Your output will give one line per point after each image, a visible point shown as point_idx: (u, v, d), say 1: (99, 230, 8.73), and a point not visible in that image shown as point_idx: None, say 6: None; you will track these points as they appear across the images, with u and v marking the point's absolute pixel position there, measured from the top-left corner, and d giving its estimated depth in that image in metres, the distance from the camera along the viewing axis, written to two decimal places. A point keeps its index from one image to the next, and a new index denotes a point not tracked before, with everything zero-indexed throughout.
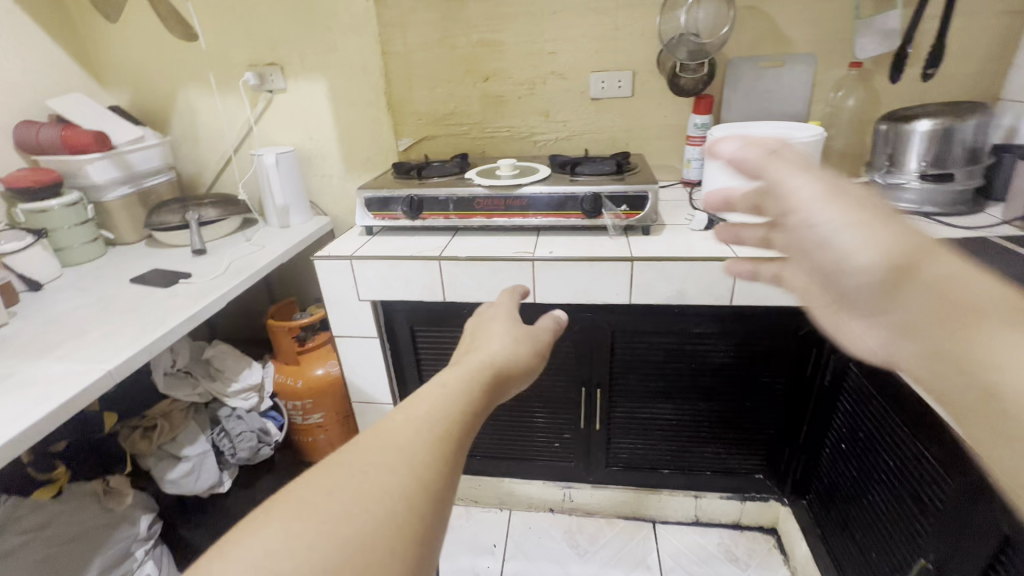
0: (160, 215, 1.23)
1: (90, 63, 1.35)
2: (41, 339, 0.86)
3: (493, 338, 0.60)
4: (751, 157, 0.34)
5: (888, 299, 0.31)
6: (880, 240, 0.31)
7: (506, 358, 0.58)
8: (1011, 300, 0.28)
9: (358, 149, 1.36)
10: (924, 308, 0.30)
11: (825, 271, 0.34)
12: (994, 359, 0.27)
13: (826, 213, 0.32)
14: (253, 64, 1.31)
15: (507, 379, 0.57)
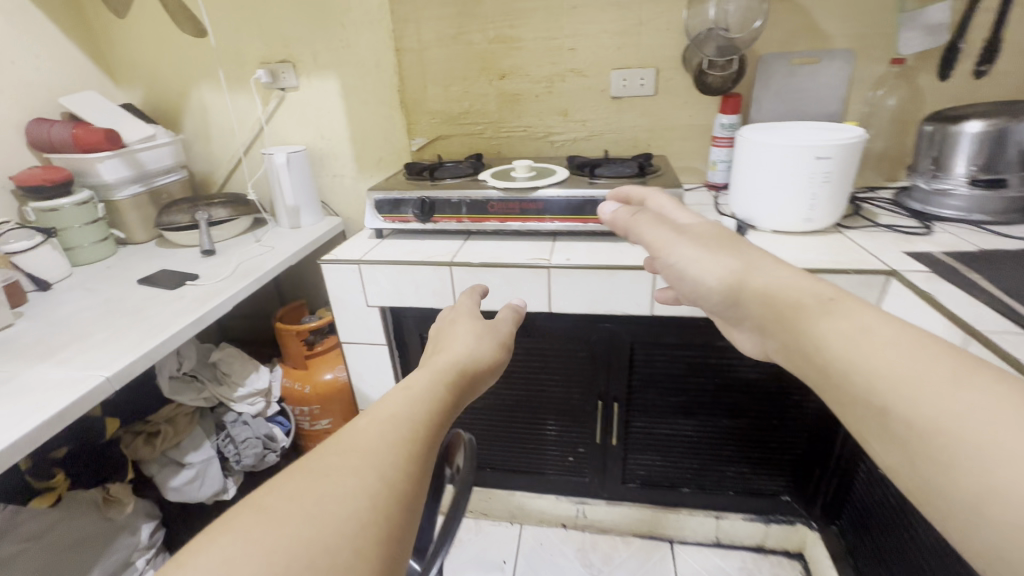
0: (170, 215, 1.21)
1: (105, 61, 1.34)
2: (44, 343, 0.84)
3: (455, 336, 0.61)
4: (619, 220, 0.65)
5: (739, 305, 0.51)
6: (716, 270, 0.53)
7: (475, 356, 0.59)
8: (814, 297, 0.45)
9: (371, 148, 1.33)
10: (764, 310, 0.48)
11: (696, 293, 0.56)
12: (816, 334, 0.42)
13: (683, 254, 0.57)
14: (265, 61, 1.28)
15: (480, 374, 0.58)
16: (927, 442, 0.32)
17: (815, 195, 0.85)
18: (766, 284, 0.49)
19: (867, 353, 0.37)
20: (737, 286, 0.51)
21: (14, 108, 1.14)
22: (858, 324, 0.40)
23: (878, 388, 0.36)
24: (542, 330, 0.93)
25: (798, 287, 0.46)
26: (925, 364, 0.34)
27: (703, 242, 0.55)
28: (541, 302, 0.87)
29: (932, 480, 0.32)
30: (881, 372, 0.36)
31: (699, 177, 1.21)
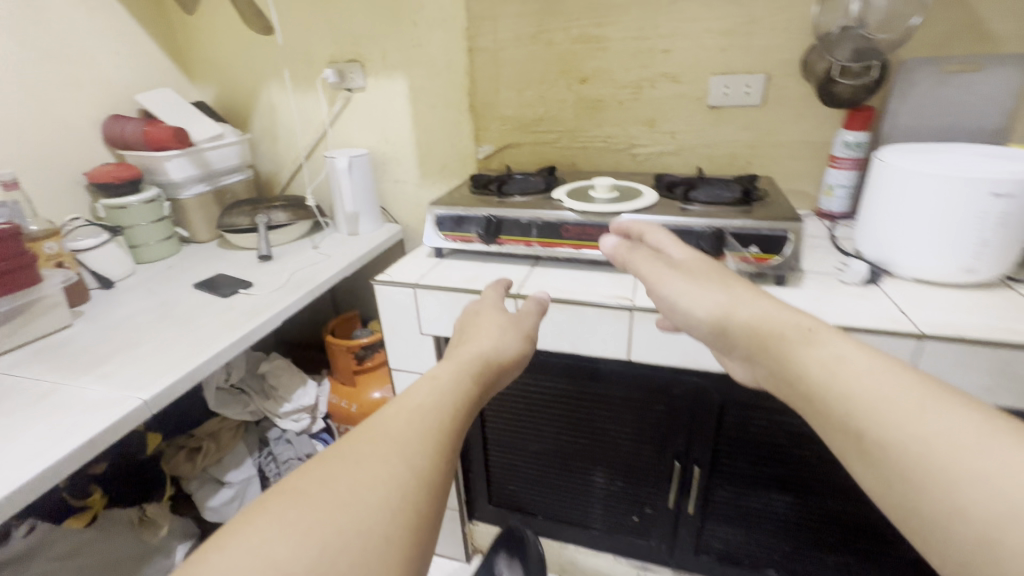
0: (232, 216, 1.18)
1: (182, 58, 1.34)
2: (94, 351, 0.81)
3: (484, 329, 0.60)
4: (619, 253, 0.64)
5: (727, 337, 0.52)
6: (703, 303, 0.53)
7: (498, 351, 0.59)
8: (800, 327, 0.46)
9: (435, 154, 1.25)
10: (751, 339, 0.49)
11: (682, 322, 0.57)
12: (802, 368, 0.43)
13: (673, 285, 0.57)
14: (333, 60, 1.23)
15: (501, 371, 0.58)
16: (900, 461, 0.34)
17: (985, 239, 0.67)
18: (750, 318, 0.50)
19: (845, 377, 0.40)
20: (722, 318, 0.52)
21: (94, 104, 1.14)
22: (834, 352, 0.43)
23: (855, 412, 0.38)
24: (619, 375, 0.80)
25: (779, 320, 0.48)
26: (894, 387, 0.37)
27: (695, 276, 0.57)
28: (618, 348, 0.75)
29: (906, 497, 0.34)
30: (861, 396, 0.38)
31: (806, 202, 1.03)
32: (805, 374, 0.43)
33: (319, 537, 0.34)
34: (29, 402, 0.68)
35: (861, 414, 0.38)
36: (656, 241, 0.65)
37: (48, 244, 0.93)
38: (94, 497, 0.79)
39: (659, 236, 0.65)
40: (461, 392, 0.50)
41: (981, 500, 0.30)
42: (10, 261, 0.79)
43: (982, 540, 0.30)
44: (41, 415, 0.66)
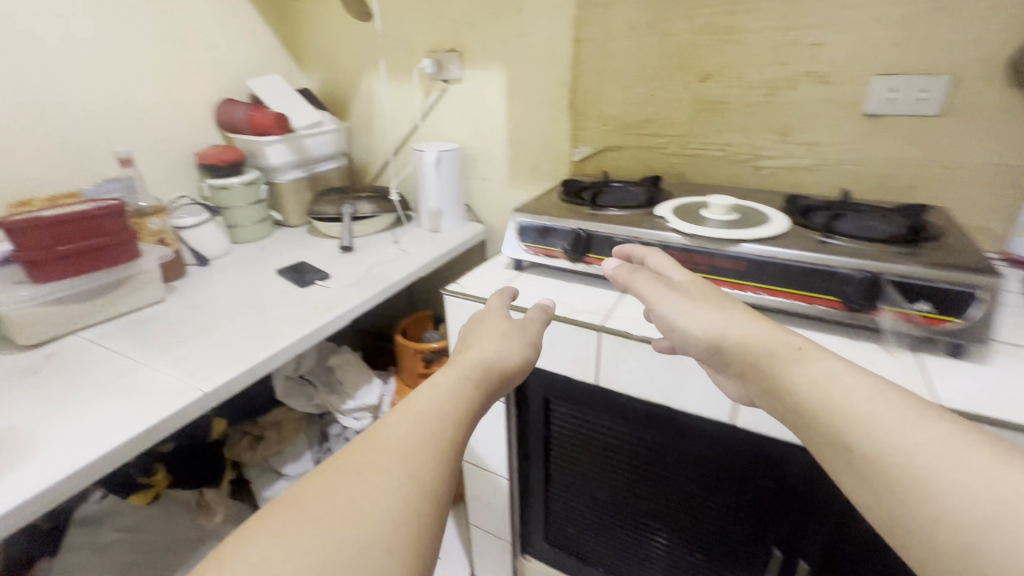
0: (321, 204, 1.19)
1: (293, 45, 1.37)
2: (175, 331, 0.83)
3: (486, 335, 0.58)
4: (617, 274, 0.57)
5: (721, 356, 0.49)
6: (701, 323, 0.50)
7: (502, 358, 0.57)
8: (786, 345, 0.45)
9: (527, 153, 1.17)
10: (743, 358, 0.47)
11: (677, 344, 0.52)
12: (791, 387, 0.43)
13: (671, 305, 0.51)
14: (433, 50, 1.18)
15: (504, 375, 0.55)
16: (891, 474, 0.35)
17: None
18: (745, 337, 0.47)
19: (835, 394, 0.40)
20: (717, 337, 0.49)
21: (210, 88, 1.20)
22: (825, 370, 0.42)
23: (846, 427, 0.38)
24: (714, 435, 0.66)
25: (770, 338, 0.46)
26: (882, 403, 0.38)
27: (690, 296, 0.52)
28: (718, 407, 0.62)
29: (896, 508, 0.34)
30: (850, 412, 0.39)
31: (986, 242, 0.81)
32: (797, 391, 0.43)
33: (319, 553, 0.34)
34: (107, 379, 0.70)
35: (852, 427, 0.38)
36: (654, 263, 0.60)
37: (153, 221, 0.97)
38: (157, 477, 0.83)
39: (656, 259, 0.60)
40: (464, 399, 0.49)
41: (961, 508, 0.31)
42: (112, 235, 0.84)
43: (963, 547, 0.31)
44: (113, 395, 0.66)
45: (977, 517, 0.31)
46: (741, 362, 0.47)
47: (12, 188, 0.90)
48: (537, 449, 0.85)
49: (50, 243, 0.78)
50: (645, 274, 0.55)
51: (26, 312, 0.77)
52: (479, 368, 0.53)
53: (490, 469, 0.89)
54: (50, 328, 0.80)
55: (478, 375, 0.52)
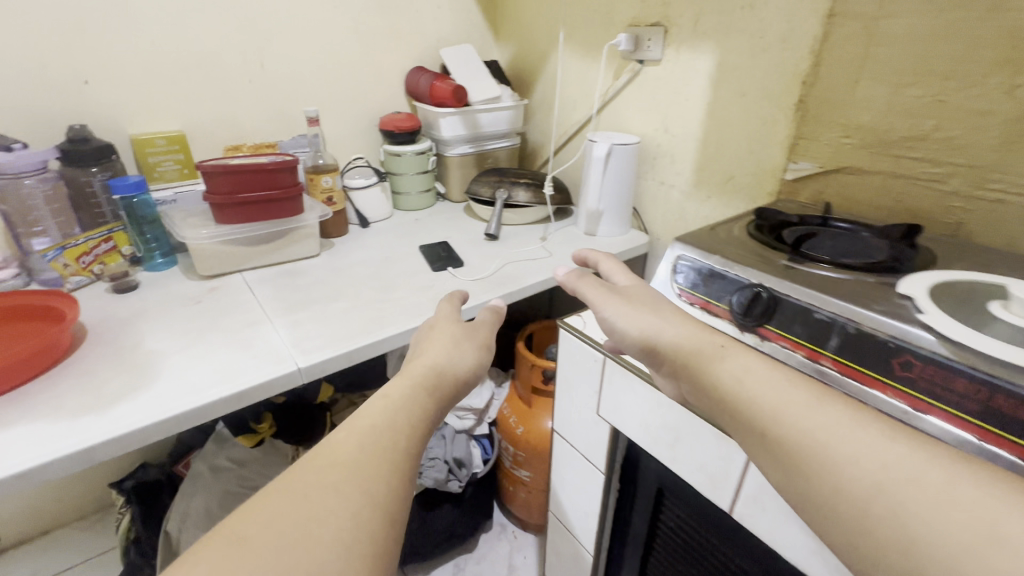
0: (477, 184, 1.13)
1: (494, 15, 1.32)
2: (310, 291, 0.85)
3: (437, 341, 0.61)
4: (567, 280, 0.58)
5: (653, 355, 0.49)
6: (637, 324, 0.50)
7: (455, 363, 0.59)
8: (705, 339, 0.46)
9: (720, 160, 0.93)
10: (677, 355, 0.47)
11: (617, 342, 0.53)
12: (715, 384, 0.43)
13: (611, 308, 0.53)
14: (632, 24, 1.00)
15: (458, 377, 0.58)
16: (799, 451, 0.36)
17: None
18: (676, 337, 0.47)
19: (750, 384, 0.41)
20: (652, 337, 0.49)
21: (406, 54, 1.23)
22: (741, 368, 0.43)
23: (767, 419, 0.39)
24: None
25: (695, 337, 0.47)
26: (790, 392, 0.39)
27: (634, 300, 0.53)
28: None
29: (802, 484, 0.35)
30: (765, 401, 0.39)
31: None
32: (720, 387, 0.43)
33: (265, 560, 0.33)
34: (237, 326, 0.74)
35: (766, 415, 0.39)
36: (608, 270, 0.62)
37: (326, 178, 1.03)
38: (263, 425, 0.87)
39: (609, 264, 0.62)
40: (412, 405, 0.49)
41: (851, 474, 0.33)
42: (281, 189, 0.89)
43: (858, 513, 0.32)
44: (230, 347, 0.69)
45: (866, 483, 0.32)
46: (672, 362, 0.47)
47: (230, 130, 1.05)
48: (635, 543, 0.66)
49: (231, 189, 0.86)
50: (594, 279, 0.56)
51: (207, 246, 0.86)
52: (431, 374, 0.55)
53: (576, 536, 0.75)
54: (221, 264, 0.89)
55: (431, 382, 0.54)
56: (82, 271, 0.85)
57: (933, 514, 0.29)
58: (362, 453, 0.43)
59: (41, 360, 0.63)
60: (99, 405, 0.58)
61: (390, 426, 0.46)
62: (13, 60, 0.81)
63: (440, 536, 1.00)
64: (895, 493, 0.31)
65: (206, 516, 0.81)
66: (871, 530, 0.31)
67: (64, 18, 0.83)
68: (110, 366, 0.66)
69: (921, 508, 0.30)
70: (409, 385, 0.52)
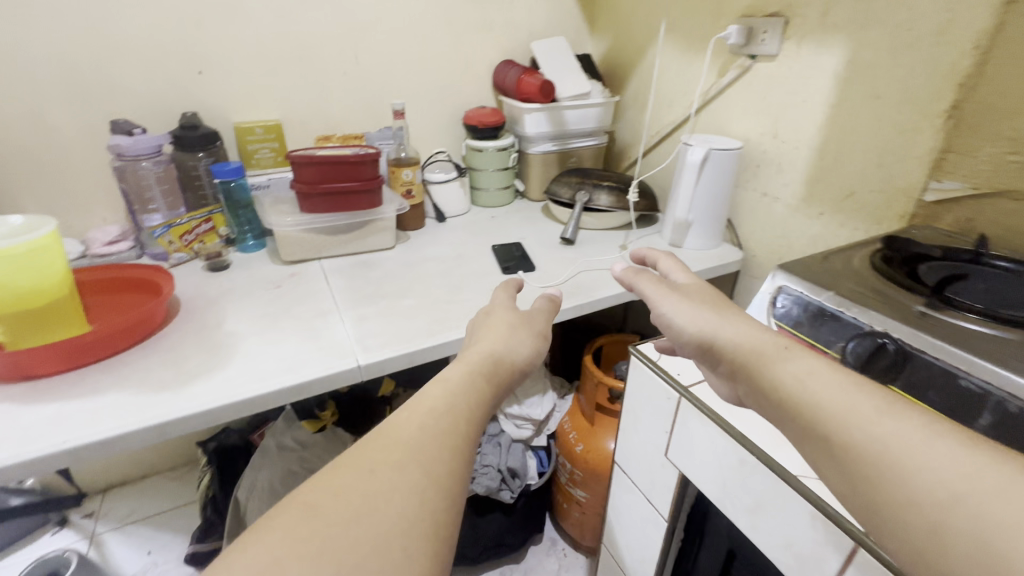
0: (558, 185, 1.08)
1: (591, 6, 1.26)
2: (381, 284, 0.86)
3: (495, 330, 0.63)
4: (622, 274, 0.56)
5: (709, 355, 0.46)
6: (692, 321, 0.48)
7: (511, 351, 0.61)
8: (762, 338, 0.43)
9: (839, 172, 0.80)
10: (732, 354, 0.43)
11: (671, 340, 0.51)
12: (772, 387, 0.39)
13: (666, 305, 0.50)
14: (746, 14, 0.89)
15: (513, 366, 0.59)
16: (865, 457, 0.32)
17: None
18: (735, 336, 0.44)
19: (812, 386, 0.37)
20: (709, 335, 0.46)
21: (497, 47, 1.20)
22: (804, 368, 0.39)
23: (830, 423, 0.34)
24: None
25: (755, 338, 0.43)
26: (856, 395, 0.35)
27: (691, 295, 0.50)
28: None
29: (865, 493, 0.31)
30: (829, 403, 0.35)
31: None
32: (778, 388, 0.39)
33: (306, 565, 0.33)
34: (308, 315, 0.76)
35: (827, 415, 0.35)
36: (664, 265, 0.59)
37: (406, 171, 1.03)
38: (327, 412, 0.92)
39: (666, 261, 0.60)
40: (472, 389, 0.52)
41: (925, 485, 0.29)
42: (362, 181, 0.91)
43: (932, 529, 0.28)
44: (300, 337, 0.70)
45: (942, 494, 0.28)
46: (728, 363, 0.44)
47: (323, 121, 1.09)
48: None
49: (317, 179, 0.88)
50: (651, 275, 0.54)
51: (292, 233, 0.89)
52: (488, 360, 0.57)
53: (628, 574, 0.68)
54: (302, 251, 0.92)
55: (489, 370, 0.55)
56: (184, 249, 0.92)
57: (1023, 534, 0.25)
58: (403, 474, 0.40)
59: (141, 329, 0.70)
60: (179, 381, 0.62)
61: (435, 446, 0.43)
62: (141, 52, 0.89)
63: (488, 543, 0.98)
64: (973, 507, 0.27)
65: (270, 491, 0.85)
66: (945, 548, 0.27)
67: (185, 13, 0.89)
68: (194, 345, 0.69)
69: (1007, 526, 0.26)
70: (461, 401, 0.49)
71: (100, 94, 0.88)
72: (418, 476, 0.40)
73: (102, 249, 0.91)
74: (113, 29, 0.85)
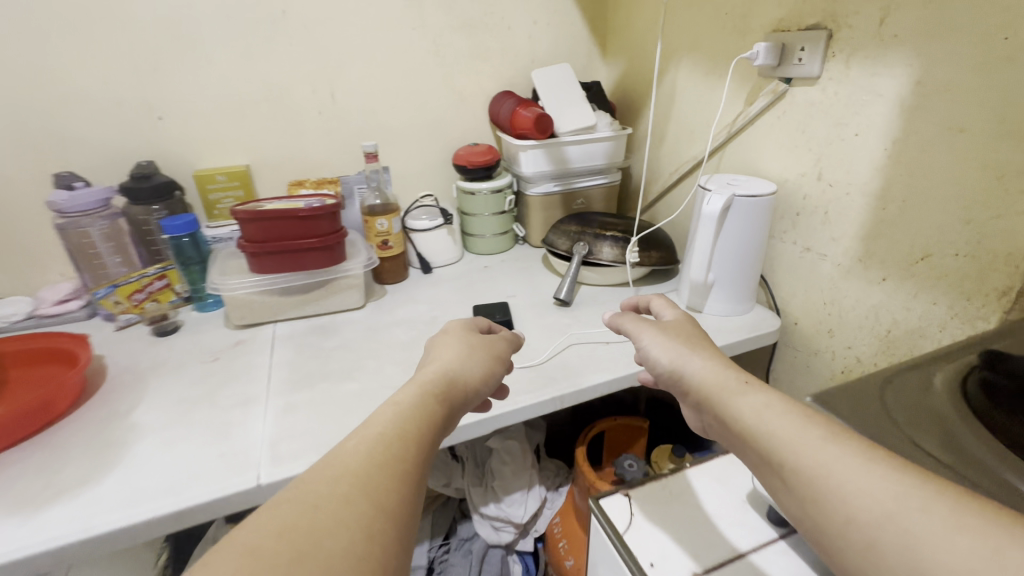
0: (555, 234, 0.92)
1: (602, 31, 1.12)
2: (328, 359, 0.73)
3: (448, 345, 0.53)
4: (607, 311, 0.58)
5: (681, 385, 0.48)
6: (665, 354, 0.50)
7: (464, 370, 0.50)
8: (724, 372, 0.45)
9: (907, 227, 0.61)
10: (700, 384, 0.46)
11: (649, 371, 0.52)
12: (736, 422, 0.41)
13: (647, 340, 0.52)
14: (778, 28, 0.72)
15: (468, 386, 0.49)
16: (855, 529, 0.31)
17: None
18: (702, 369, 0.46)
19: (770, 419, 0.39)
20: (679, 368, 0.48)
21: (493, 78, 1.07)
22: (761, 403, 0.41)
23: (812, 491, 0.34)
24: None
25: (719, 372, 0.45)
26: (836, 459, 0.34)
27: (671, 330, 0.52)
28: None
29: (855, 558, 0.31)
30: (782, 436, 0.37)
31: None
32: (739, 419, 0.41)
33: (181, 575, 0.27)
34: (230, 404, 0.64)
35: (808, 482, 0.34)
36: (658, 308, 0.58)
37: (381, 220, 0.91)
38: None
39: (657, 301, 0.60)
40: (392, 442, 0.38)
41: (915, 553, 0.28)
42: (318, 237, 0.79)
43: None
44: (206, 437, 0.58)
45: (927, 553, 0.28)
46: (696, 395, 0.46)
47: (297, 166, 0.99)
48: None
49: (265, 236, 0.77)
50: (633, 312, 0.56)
51: (242, 295, 0.79)
52: (441, 379, 0.47)
53: None
54: (256, 315, 0.81)
55: (439, 389, 0.46)
56: (133, 309, 0.84)
57: None
58: None
59: (30, 422, 0.58)
60: (39, 502, 0.50)
61: (355, 500, 0.33)
62: (93, 103, 0.83)
63: None
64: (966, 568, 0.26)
65: None
66: None
67: (137, 57, 0.83)
68: (88, 440, 0.58)
69: None
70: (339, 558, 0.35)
71: (50, 147, 0.82)
72: (364, 511, 0.32)
73: (50, 308, 0.84)
74: (59, 77, 0.80)
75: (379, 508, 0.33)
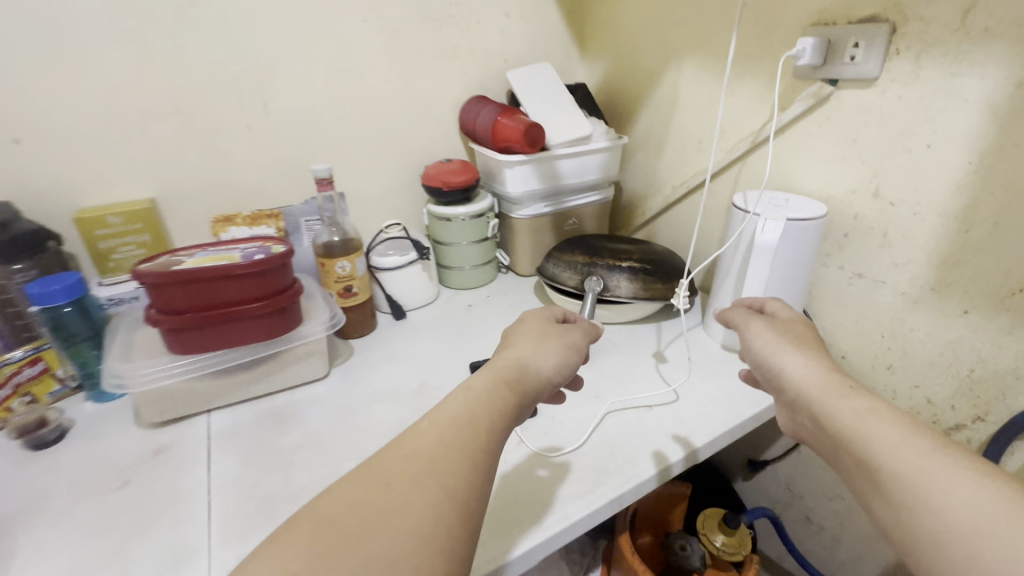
0: (557, 264, 0.77)
1: (581, 27, 0.98)
2: (293, 467, 0.53)
3: (525, 332, 0.47)
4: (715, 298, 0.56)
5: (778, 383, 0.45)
6: (764, 342, 0.47)
7: (538, 359, 0.44)
8: (830, 376, 0.42)
9: (996, 253, 0.52)
10: (803, 379, 0.43)
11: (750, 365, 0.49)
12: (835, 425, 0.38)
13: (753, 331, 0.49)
14: (818, 22, 0.62)
15: (539, 377, 0.43)
16: None
17: None
18: (805, 365, 0.43)
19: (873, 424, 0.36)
20: (775, 363, 0.45)
21: (463, 81, 0.91)
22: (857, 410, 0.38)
23: (909, 502, 0.31)
24: None
25: (823, 374, 0.42)
26: None
27: (784, 328, 0.48)
28: None
29: None
30: (882, 444, 0.34)
31: None
32: (832, 421, 0.38)
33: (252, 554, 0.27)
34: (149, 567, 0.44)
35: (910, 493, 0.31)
36: (772, 310, 0.53)
37: (342, 263, 0.72)
38: None
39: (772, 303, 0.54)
40: (467, 434, 0.35)
41: None
42: (265, 300, 0.59)
43: None
44: None
45: None
46: (789, 391, 0.43)
47: (223, 197, 0.77)
48: None
49: (189, 304, 0.56)
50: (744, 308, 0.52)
51: (159, 388, 0.58)
52: (515, 373, 0.41)
53: None
54: (181, 408, 0.60)
55: (513, 376, 0.41)
56: None
57: None
58: None
59: None
60: None
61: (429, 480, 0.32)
62: None
63: None
64: None
65: None
66: None
67: None
68: None
69: None
70: None
71: None
72: (431, 491, 0.30)
73: None
74: None
75: (446, 494, 0.31)
